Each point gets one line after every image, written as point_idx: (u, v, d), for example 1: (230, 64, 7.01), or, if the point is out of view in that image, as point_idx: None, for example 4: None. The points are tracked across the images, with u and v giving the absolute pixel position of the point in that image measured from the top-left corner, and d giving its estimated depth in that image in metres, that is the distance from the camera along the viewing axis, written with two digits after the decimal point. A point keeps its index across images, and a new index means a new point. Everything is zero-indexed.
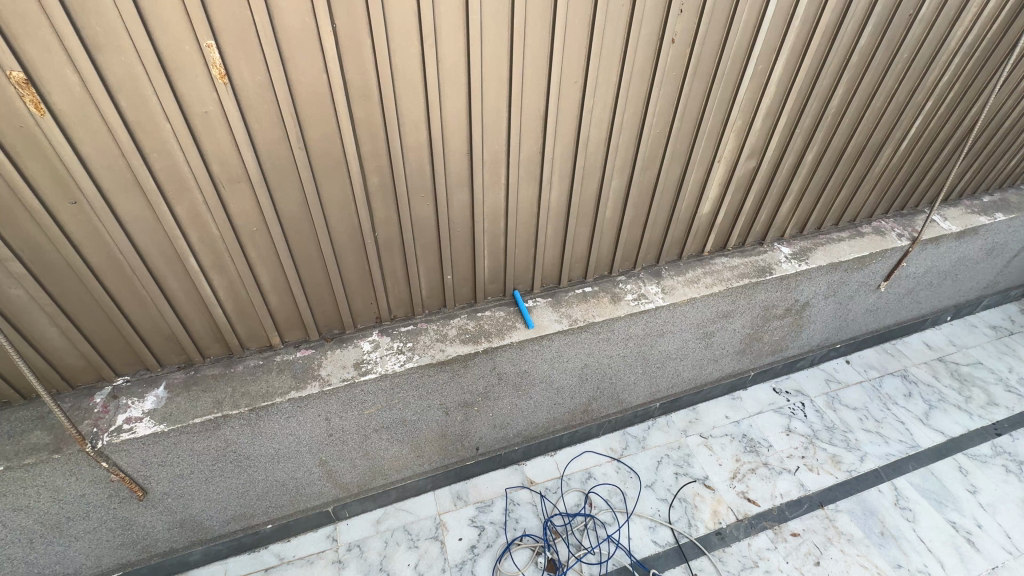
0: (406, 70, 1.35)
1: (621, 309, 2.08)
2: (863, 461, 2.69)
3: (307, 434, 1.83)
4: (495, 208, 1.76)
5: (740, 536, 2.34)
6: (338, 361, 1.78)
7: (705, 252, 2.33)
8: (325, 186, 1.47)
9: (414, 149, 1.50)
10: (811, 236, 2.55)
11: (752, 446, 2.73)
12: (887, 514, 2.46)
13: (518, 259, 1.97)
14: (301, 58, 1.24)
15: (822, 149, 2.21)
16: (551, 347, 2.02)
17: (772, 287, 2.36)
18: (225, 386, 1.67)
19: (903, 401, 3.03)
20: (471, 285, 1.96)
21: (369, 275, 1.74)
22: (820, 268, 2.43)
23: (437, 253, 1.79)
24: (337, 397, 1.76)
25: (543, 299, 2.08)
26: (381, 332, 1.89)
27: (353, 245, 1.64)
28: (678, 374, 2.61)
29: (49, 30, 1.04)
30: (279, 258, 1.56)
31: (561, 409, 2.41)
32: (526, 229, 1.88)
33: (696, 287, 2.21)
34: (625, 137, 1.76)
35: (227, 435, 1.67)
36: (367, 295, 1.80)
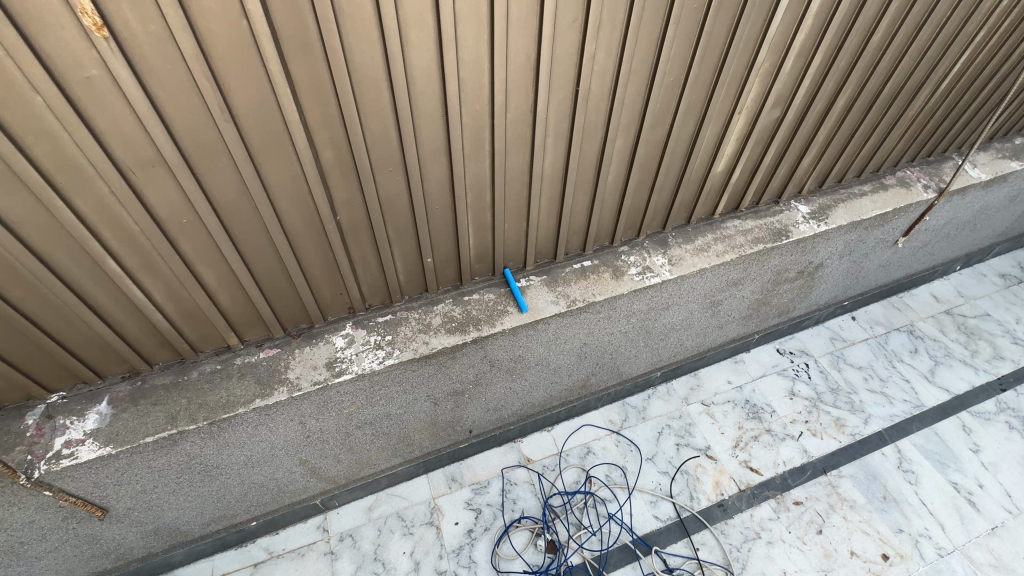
0: (357, 11, 1.03)
1: (624, 286, 1.87)
2: (868, 423, 2.62)
3: (282, 438, 1.66)
4: (479, 180, 1.49)
5: (743, 507, 2.30)
6: (308, 361, 1.57)
7: (716, 214, 2.09)
8: (267, 168, 1.19)
9: (374, 114, 1.21)
10: (830, 191, 2.30)
11: (755, 412, 2.64)
12: (890, 477, 2.42)
13: (508, 236, 1.72)
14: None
15: (855, 92, 1.92)
16: (547, 331, 1.82)
17: (787, 251, 2.15)
18: (178, 397, 1.46)
19: (909, 358, 2.94)
20: (455, 266, 1.72)
21: (335, 265, 1.49)
22: (840, 229, 2.21)
23: (413, 234, 1.54)
24: (310, 401, 1.57)
25: (537, 277, 1.85)
26: (356, 324, 1.67)
27: (311, 232, 1.38)
28: (681, 344, 2.46)
29: None
30: (222, 254, 1.31)
31: (558, 387, 2.26)
32: (516, 202, 1.61)
33: (706, 256, 1.99)
34: (633, 88, 1.46)
35: (188, 449, 1.49)
36: (336, 286, 1.57)
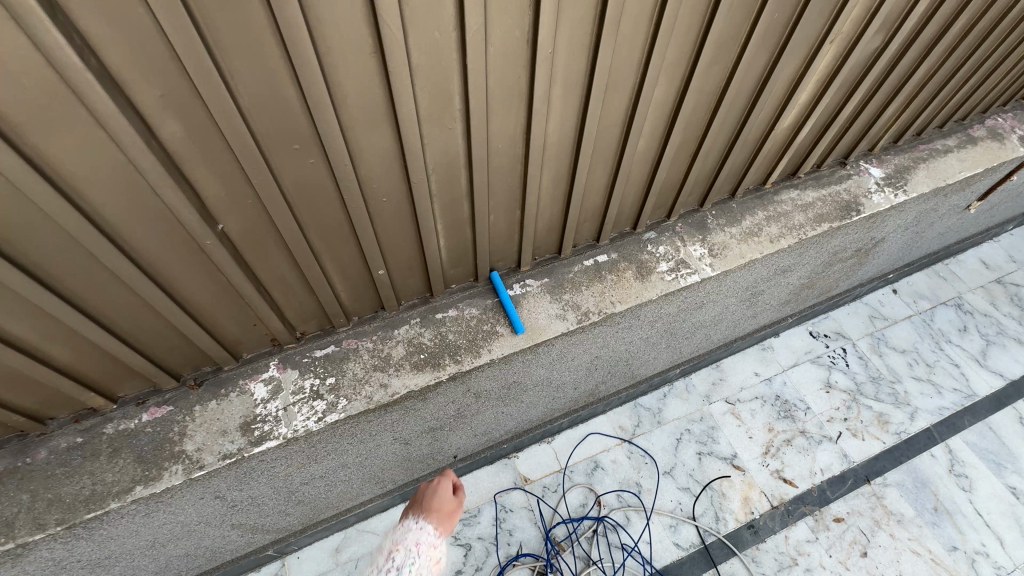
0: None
1: (652, 290, 1.39)
2: (914, 419, 2.28)
3: (195, 515, 1.22)
4: (448, 157, 0.96)
5: (776, 528, 1.97)
6: (212, 424, 1.10)
7: (768, 183, 1.60)
8: (57, 158, 0.67)
9: (245, 51, 0.67)
10: (907, 148, 1.80)
11: (787, 410, 2.27)
12: (942, 485, 2.11)
13: (495, 231, 1.21)
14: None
15: (978, 11, 1.40)
16: (551, 353, 1.37)
17: (853, 229, 1.68)
18: (16, 494, 0.99)
19: (958, 338, 2.57)
20: (420, 275, 1.22)
21: (235, 290, 0.99)
22: (920, 198, 1.73)
23: (352, 240, 1.03)
24: (222, 477, 1.12)
25: (535, 281, 1.37)
26: (284, 362, 1.19)
27: (181, 251, 0.87)
28: (708, 339, 2.02)
29: None
30: (26, 297, 0.80)
31: (561, 401, 1.84)
32: (506, 185, 1.09)
33: (757, 242, 1.51)
34: (688, 7, 0.92)
35: (49, 555, 1.05)
36: (245, 317, 1.07)
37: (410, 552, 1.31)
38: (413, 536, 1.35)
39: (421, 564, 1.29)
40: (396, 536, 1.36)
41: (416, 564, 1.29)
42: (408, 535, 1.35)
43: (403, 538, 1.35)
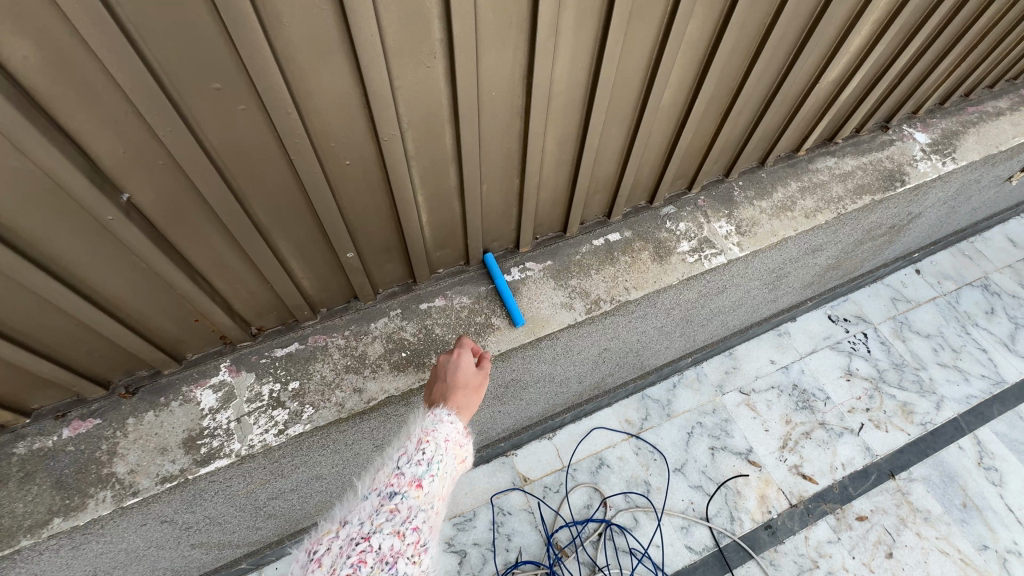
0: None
1: (672, 274, 1.20)
2: (940, 409, 2.13)
3: (140, 541, 1.04)
4: (427, 108, 0.75)
5: (795, 528, 1.83)
6: (149, 440, 0.91)
7: (802, 150, 1.40)
8: None
9: None
10: (954, 111, 1.60)
11: (805, 400, 2.11)
12: (970, 479, 1.97)
13: (489, 205, 1.01)
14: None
15: None
16: (555, 348, 1.18)
17: (895, 203, 1.48)
18: None
19: (985, 321, 2.40)
20: (400, 258, 1.02)
21: (162, 280, 0.79)
22: (969, 166, 1.53)
23: (310, 217, 0.82)
24: (164, 502, 0.93)
25: (536, 264, 1.17)
26: (238, 363, 0.99)
27: (78, 230, 0.67)
28: (725, 326, 1.84)
29: None
30: None
31: (564, 396, 1.66)
32: (502, 147, 0.89)
33: (791, 217, 1.31)
34: None
35: None
36: (183, 312, 0.88)
37: (439, 448, 0.79)
38: (446, 430, 0.81)
39: (452, 476, 0.80)
40: (422, 424, 0.82)
41: (444, 464, 0.78)
42: (440, 426, 0.81)
43: (433, 428, 0.81)
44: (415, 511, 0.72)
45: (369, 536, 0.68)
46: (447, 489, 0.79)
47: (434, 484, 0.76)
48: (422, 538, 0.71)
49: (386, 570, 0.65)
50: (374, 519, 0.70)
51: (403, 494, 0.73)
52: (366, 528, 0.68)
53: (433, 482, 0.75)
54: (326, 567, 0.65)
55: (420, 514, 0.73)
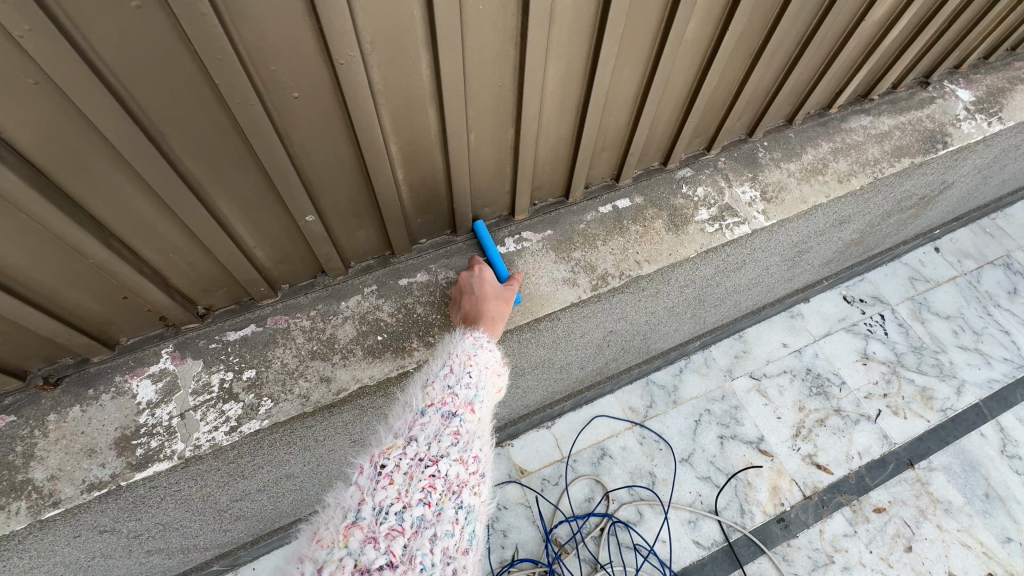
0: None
1: (689, 246, 1.05)
2: (961, 394, 2.01)
3: (79, 553, 0.90)
4: (396, 25, 0.59)
5: (810, 521, 1.72)
6: (74, 441, 0.77)
7: (834, 106, 1.24)
8: None
9: None
10: (999, 67, 1.43)
11: (819, 386, 1.98)
12: (992, 468, 1.86)
13: (478, 161, 0.85)
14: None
15: None
16: (555, 330, 1.03)
17: (935, 168, 1.33)
18: None
19: (1008, 302, 2.27)
20: (373, 224, 0.87)
21: (68, 245, 0.63)
22: (1016, 128, 1.37)
23: (254, 168, 0.66)
24: (96, 512, 0.79)
25: (534, 234, 1.02)
26: (182, 349, 0.84)
27: None
28: (737, 306, 1.70)
29: None
30: None
31: (564, 383, 1.52)
32: (491, 84, 0.73)
33: (822, 183, 1.16)
34: None
35: None
36: (108, 287, 0.72)
37: (484, 373, 0.75)
38: (486, 357, 0.76)
39: (496, 401, 0.78)
40: (463, 346, 0.76)
41: (490, 390, 0.75)
42: (481, 351, 0.76)
43: (475, 352, 0.76)
44: (474, 435, 0.69)
45: (438, 457, 0.64)
46: (493, 414, 0.76)
47: (484, 409, 0.73)
48: (481, 466, 0.69)
49: (455, 499, 0.63)
50: (440, 439, 0.66)
51: (463, 415, 0.69)
52: (434, 449, 0.65)
53: (485, 407, 0.72)
54: (397, 487, 0.61)
55: (479, 439, 0.70)
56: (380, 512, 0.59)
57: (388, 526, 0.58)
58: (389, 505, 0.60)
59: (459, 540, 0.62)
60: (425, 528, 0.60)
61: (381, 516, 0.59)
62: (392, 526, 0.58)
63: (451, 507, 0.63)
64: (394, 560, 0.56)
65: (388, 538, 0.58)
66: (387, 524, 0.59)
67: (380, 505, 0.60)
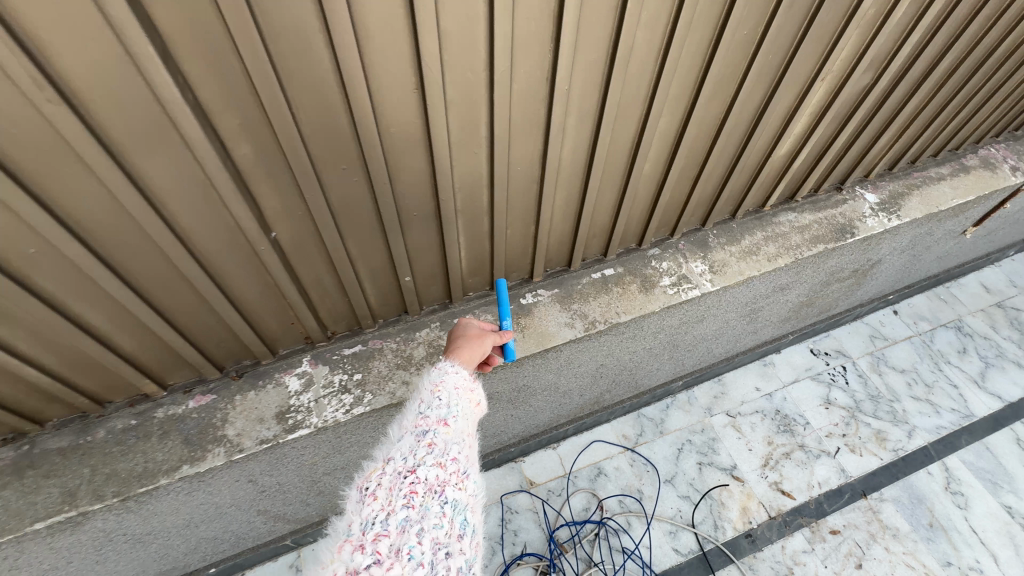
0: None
1: (655, 302, 1.49)
2: (911, 437, 2.33)
3: (229, 496, 1.33)
4: (472, 178, 1.08)
5: (773, 538, 2.03)
6: (251, 412, 1.21)
7: (767, 206, 1.71)
8: (148, 174, 0.78)
9: (309, 89, 0.78)
10: (902, 176, 1.90)
11: (786, 424, 2.33)
12: (937, 501, 2.16)
13: (511, 244, 1.32)
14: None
15: (962, 51, 1.49)
16: (559, 358, 1.47)
17: (850, 251, 1.77)
18: (77, 468, 1.11)
19: (957, 359, 2.62)
20: (441, 282, 1.33)
21: (280, 292, 1.11)
22: (914, 222, 1.81)
23: (384, 249, 1.14)
24: (257, 460, 1.22)
25: (546, 290, 1.48)
26: (316, 358, 1.30)
27: (238, 256, 0.99)
28: (710, 352, 2.11)
29: None
30: (107, 291, 0.92)
31: (567, 407, 1.93)
32: (522, 202, 1.21)
33: (755, 261, 1.61)
34: (689, 48, 1.04)
35: (101, 526, 1.16)
36: (285, 315, 1.19)
37: (453, 396, 0.99)
38: (453, 382, 1.01)
39: (469, 414, 1.00)
40: (432, 379, 1.01)
41: (460, 409, 0.97)
42: (446, 379, 1.01)
43: (442, 381, 1.01)
44: (448, 444, 0.90)
45: (414, 468, 0.83)
46: (468, 425, 0.97)
47: (457, 422, 0.95)
48: (459, 468, 0.88)
49: (436, 497, 0.81)
50: (414, 455, 0.86)
51: (435, 430, 0.91)
52: (409, 462, 0.84)
53: (455, 421, 0.94)
54: (381, 500, 0.79)
55: (453, 446, 0.90)
56: (367, 524, 0.76)
57: (374, 532, 0.75)
58: (374, 516, 0.77)
59: (447, 529, 0.79)
60: (411, 526, 0.77)
61: (368, 527, 0.75)
62: (378, 532, 0.75)
63: (434, 502, 0.81)
64: (381, 556, 0.72)
65: (375, 542, 0.74)
66: (374, 531, 0.75)
67: (367, 518, 0.77)
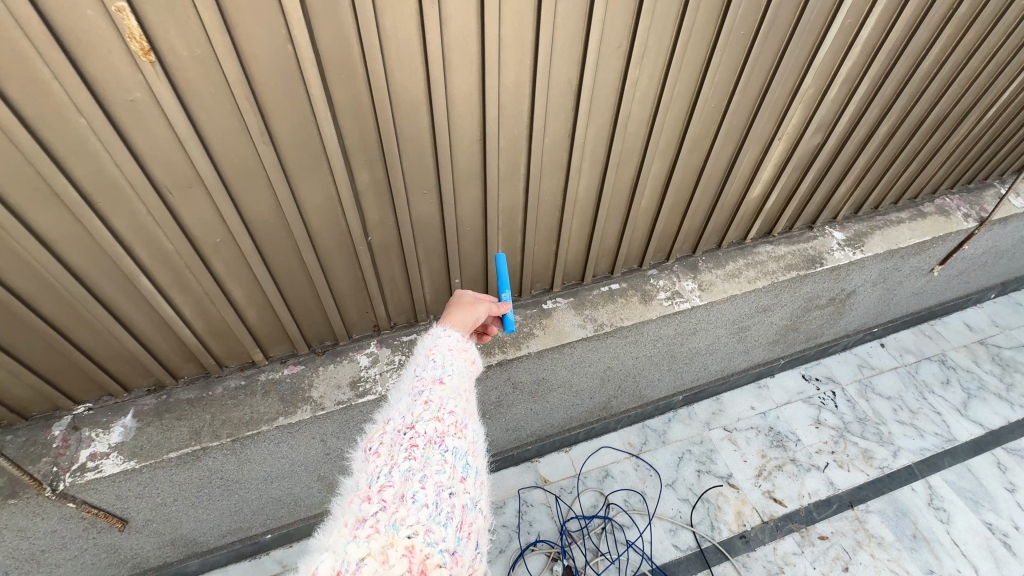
0: (397, 17, 0.97)
1: (653, 311, 1.82)
2: (897, 456, 2.53)
3: (303, 454, 1.64)
4: (510, 204, 1.46)
5: (766, 540, 2.23)
6: (332, 380, 1.55)
7: (748, 239, 2.05)
8: (302, 189, 1.17)
9: (410, 138, 1.17)
10: (866, 218, 2.24)
11: (779, 440, 2.56)
12: (920, 515, 2.34)
13: (536, 258, 1.69)
14: (248, 10, 0.87)
15: (898, 119, 1.84)
16: (573, 354, 1.79)
17: (821, 278, 2.09)
18: (201, 413, 1.45)
19: (941, 389, 2.84)
20: (481, 286, 1.69)
21: (364, 284, 1.48)
22: (876, 257, 2.14)
23: (442, 255, 1.51)
24: (333, 419, 1.55)
25: (564, 298, 1.83)
26: (380, 342, 1.65)
27: (341, 252, 1.37)
28: (705, 368, 2.40)
29: None
30: (253, 272, 1.30)
31: (578, 409, 2.22)
32: (547, 224, 1.58)
33: (737, 282, 1.94)
34: (672, 114, 1.43)
35: (210, 464, 1.48)
36: (363, 304, 1.55)
37: (446, 359, 1.13)
38: (446, 348, 1.16)
39: (461, 372, 1.14)
40: (426, 347, 1.15)
41: (454, 369, 1.12)
42: (440, 345, 1.16)
43: (436, 348, 1.15)
44: (443, 400, 1.04)
45: (412, 426, 0.97)
46: (461, 380, 1.11)
47: (451, 381, 1.09)
48: (456, 421, 1.02)
49: (436, 447, 0.95)
50: (412, 416, 0.99)
51: (429, 390, 1.05)
52: (407, 421, 0.98)
53: (449, 381, 1.08)
54: (384, 457, 0.93)
55: (447, 402, 1.04)
56: (374, 478, 0.90)
57: (380, 484, 0.88)
58: (380, 470, 0.90)
59: (448, 473, 0.93)
60: (414, 475, 0.90)
61: (375, 480, 0.89)
62: (383, 483, 0.89)
63: (433, 451, 0.95)
64: (387, 503, 0.86)
65: (382, 492, 0.87)
66: (379, 483, 0.89)
67: (374, 473, 0.91)
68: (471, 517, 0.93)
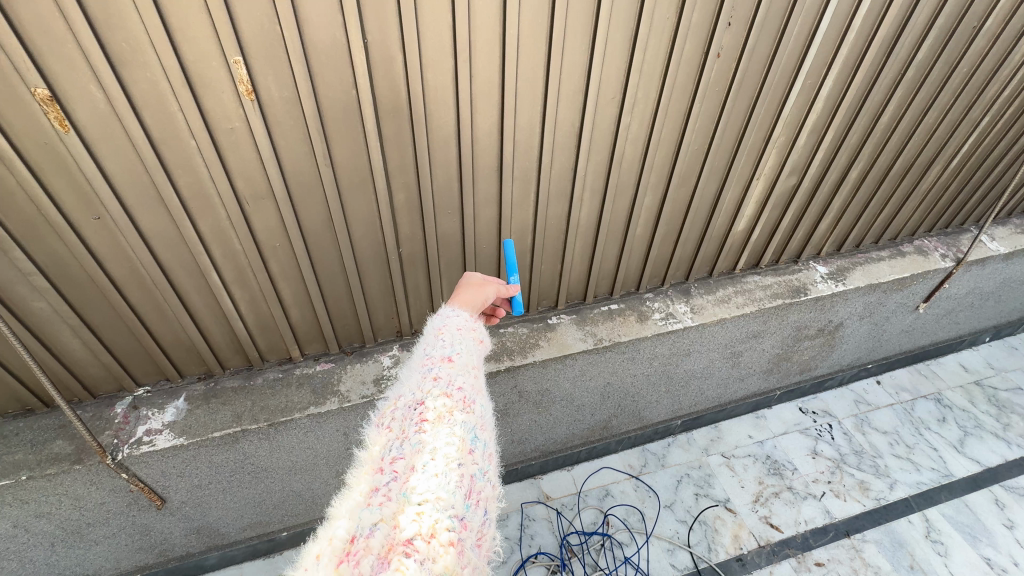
0: (437, 70, 1.25)
1: (648, 329, 2.01)
2: (893, 489, 2.59)
3: (326, 446, 1.81)
4: (521, 225, 1.70)
5: (762, 563, 2.28)
6: (358, 377, 1.74)
7: (737, 269, 2.25)
8: (350, 204, 1.42)
9: (440, 166, 1.43)
10: (848, 255, 2.44)
11: (775, 468, 2.64)
12: (917, 546, 2.37)
13: (543, 276, 1.90)
14: (326, 63, 1.15)
15: (866, 165, 2.07)
16: (574, 366, 1.96)
17: (807, 307, 2.26)
18: (244, 399, 1.64)
19: (937, 426, 2.91)
20: None
21: (392, 291, 1.70)
22: (858, 290, 2.31)
23: (461, 268, 1.73)
24: (357, 412, 1.72)
25: (567, 315, 2.03)
26: (402, 346, 1.85)
27: (376, 261, 1.60)
28: (702, 392, 2.54)
29: (82, 57, 1.00)
30: (301, 274, 1.53)
31: (580, 425, 2.36)
32: (553, 245, 1.81)
33: (727, 306, 2.12)
34: (661, 154, 1.68)
35: (246, 447, 1.66)
36: (389, 310, 1.76)
37: (454, 339, 1.24)
38: (454, 330, 1.27)
39: (468, 350, 1.25)
40: (437, 328, 1.27)
41: (463, 350, 1.23)
42: (448, 327, 1.27)
43: (445, 329, 1.26)
44: (450, 376, 1.14)
45: (422, 403, 1.08)
46: (468, 359, 1.22)
47: (459, 361, 1.19)
48: (463, 398, 1.12)
49: (444, 421, 1.05)
50: (422, 393, 1.10)
51: (439, 367, 1.15)
52: (418, 398, 1.08)
53: (457, 360, 1.19)
54: (397, 432, 1.03)
55: (455, 379, 1.14)
56: (388, 452, 1.01)
57: (393, 457, 0.99)
58: (394, 444, 1.01)
59: (456, 446, 1.03)
60: (423, 447, 1.00)
61: (390, 454, 1.00)
62: (395, 456, 0.99)
63: (442, 424, 1.05)
64: (399, 472, 0.96)
65: (394, 464, 0.98)
66: (393, 455, 1.00)
67: (388, 447, 1.02)
68: (479, 484, 1.03)
